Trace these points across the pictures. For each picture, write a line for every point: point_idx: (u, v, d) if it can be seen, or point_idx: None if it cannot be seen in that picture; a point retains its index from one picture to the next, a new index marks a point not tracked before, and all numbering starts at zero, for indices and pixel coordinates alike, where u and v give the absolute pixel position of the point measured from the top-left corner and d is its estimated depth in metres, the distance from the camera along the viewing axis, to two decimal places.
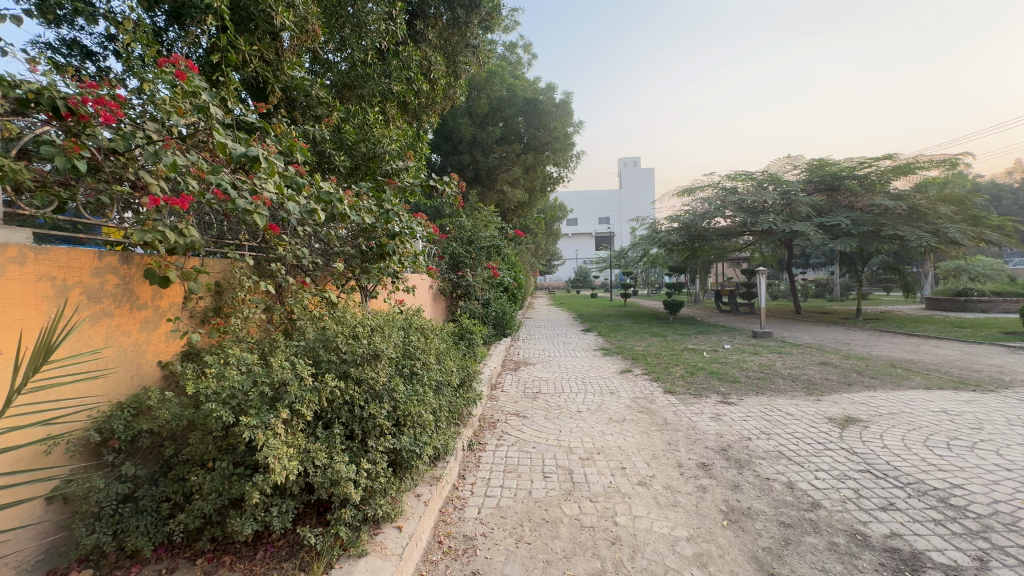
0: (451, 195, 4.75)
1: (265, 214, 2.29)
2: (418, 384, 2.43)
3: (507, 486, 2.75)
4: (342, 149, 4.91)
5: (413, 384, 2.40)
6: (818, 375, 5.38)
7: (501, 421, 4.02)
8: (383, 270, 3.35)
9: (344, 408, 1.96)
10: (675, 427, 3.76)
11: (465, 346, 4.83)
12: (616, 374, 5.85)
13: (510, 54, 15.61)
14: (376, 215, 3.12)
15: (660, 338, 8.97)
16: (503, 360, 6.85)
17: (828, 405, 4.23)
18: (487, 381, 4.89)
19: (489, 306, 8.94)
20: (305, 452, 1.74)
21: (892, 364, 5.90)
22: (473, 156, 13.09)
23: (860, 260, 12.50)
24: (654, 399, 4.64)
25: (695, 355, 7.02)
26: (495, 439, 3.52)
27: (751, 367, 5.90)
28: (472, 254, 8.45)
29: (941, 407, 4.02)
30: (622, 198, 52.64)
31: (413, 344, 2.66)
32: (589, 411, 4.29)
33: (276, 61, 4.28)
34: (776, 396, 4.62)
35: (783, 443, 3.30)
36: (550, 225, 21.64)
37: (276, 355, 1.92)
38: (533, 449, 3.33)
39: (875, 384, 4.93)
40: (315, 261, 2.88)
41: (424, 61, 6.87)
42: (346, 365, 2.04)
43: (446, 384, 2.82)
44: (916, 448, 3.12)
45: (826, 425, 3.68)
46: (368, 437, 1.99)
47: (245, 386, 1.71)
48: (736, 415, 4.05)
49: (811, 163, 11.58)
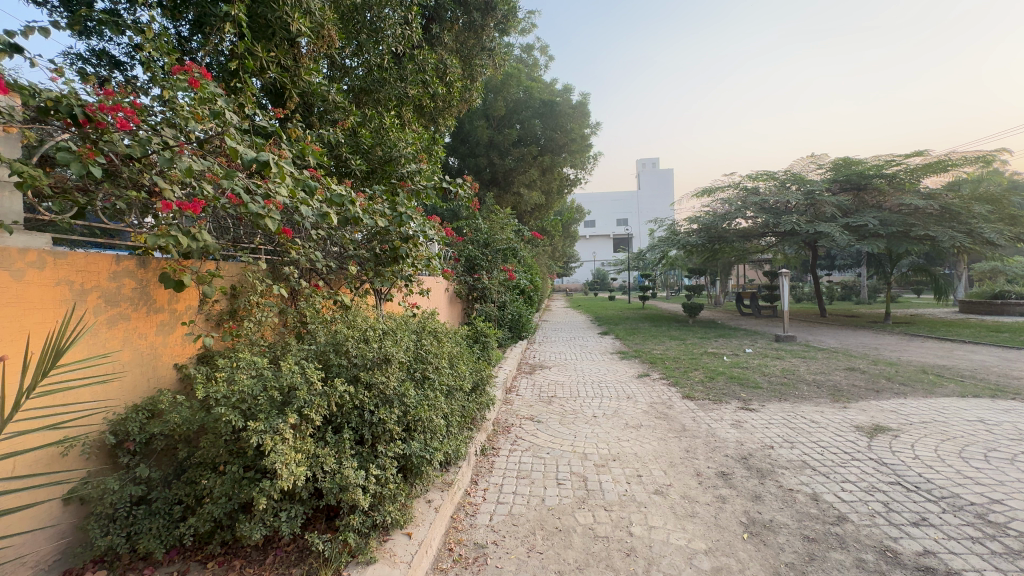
0: (466, 198, 4.74)
1: (277, 218, 2.29)
2: (429, 388, 2.41)
3: (520, 492, 2.70)
4: (358, 153, 4.95)
5: (425, 389, 2.38)
6: (844, 381, 5.19)
7: (515, 425, 3.98)
8: (397, 273, 3.35)
9: (354, 413, 1.95)
10: (694, 434, 3.66)
11: (479, 349, 4.81)
12: (634, 378, 5.75)
13: (526, 57, 15.65)
14: (390, 218, 3.11)
15: (679, 341, 8.81)
16: (519, 363, 6.80)
17: (855, 413, 4.07)
18: (502, 384, 4.87)
19: (504, 309, 8.92)
20: (314, 457, 1.73)
21: (924, 370, 5.66)
22: (489, 158, 13.12)
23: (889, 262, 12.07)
24: (672, 405, 4.54)
25: (715, 359, 6.87)
26: (508, 444, 3.48)
27: (774, 372, 5.73)
28: (488, 256, 8.45)
29: (978, 417, 3.82)
30: (640, 200, 52.13)
31: (425, 347, 2.63)
32: (604, 416, 4.22)
33: (294, 67, 4.34)
34: (800, 403, 4.46)
35: (807, 452, 3.18)
36: (567, 226, 21.56)
37: (286, 359, 1.92)
38: (547, 455, 3.28)
39: (905, 391, 4.73)
40: (328, 265, 2.89)
41: (440, 65, 6.89)
42: (357, 369, 2.02)
43: (458, 389, 2.79)
44: (951, 460, 2.97)
45: (853, 433, 3.54)
46: (378, 443, 1.97)
47: (254, 390, 1.70)
48: (757, 422, 3.92)
49: (835, 162, 11.26)
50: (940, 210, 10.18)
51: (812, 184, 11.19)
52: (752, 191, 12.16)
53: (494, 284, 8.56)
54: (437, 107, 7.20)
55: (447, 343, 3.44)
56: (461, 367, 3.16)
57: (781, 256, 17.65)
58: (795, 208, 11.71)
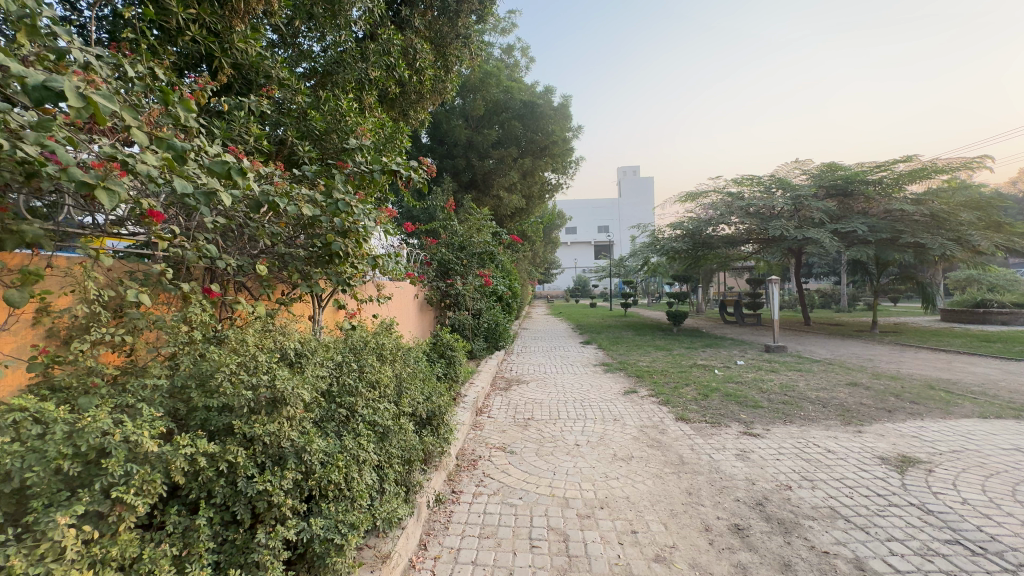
0: (423, 187, 4.05)
1: (124, 191, 1.46)
2: (352, 433, 1.77)
3: (481, 562, 2.06)
4: (308, 138, 4.28)
5: (345, 435, 1.74)
6: (851, 399, 4.70)
7: (483, 458, 3.36)
8: (333, 276, 2.71)
9: (221, 482, 1.29)
10: (694, 469, 3.08)
11: (443, 366, 4.16)
12: (620, 396, 5.16)
13: (507, 57, 15.19)
14: (321, 205, 2.46)
15: (666, 352, 8.30)
16: (494, 378, 6.17)
17: (874, 439, 3.54)
18: (470, 405, 4.23)
19: (480, 317, 8.27)
20: (134, 565, 1.09)
21: (930, 386, 5.22)
22: (468, 160, 12.64)
23: (875, 270, 11.84)
24: (664, 429, 3.95)
25: (706, 372, 6.34)
26: (472, 485, 2.86)
27: (772, 389, 5.22)
28: (463, 261, 7.90)
29: (1013, 445, 3.33)
30: (621, 208, 52.18)
31: (351, 377, 1.99)
32: (588, 444, 3.62)
33: (225, 32, 3.67)
34: (808, 426, 3.92)
35: (834, 495, 2.62)
36: (549, 232, 21.06)
37: (108, 403, 1.24)
38: (519, 501, 2.66)
39: (920, 411, 4.24)
40: (235, 264, 2.24)
41: (408, 49, 6.26)
42: (232, 416, 1.38)
43: (400, 425, 2.14)
44: (1007, 505, 2.44)
45: (879, 467, 3.00)
46: (258, 525, 1.33)
47: (27, 462, 1.02)
48: (766, 452, 3.36)
49: (821, 167, 11.01)
50: (927, 217, 9.96)
51: (798, 188, 10.90)
52: (737, 196, 11.84)
53: (467, 291, 7.89)
54: (406, 97, 6.64)
55: (396, 362, 2.79)
56: (409, 394, 2.53)
57: (764, 263, 17.43)
58: (780, 213, 11.40)
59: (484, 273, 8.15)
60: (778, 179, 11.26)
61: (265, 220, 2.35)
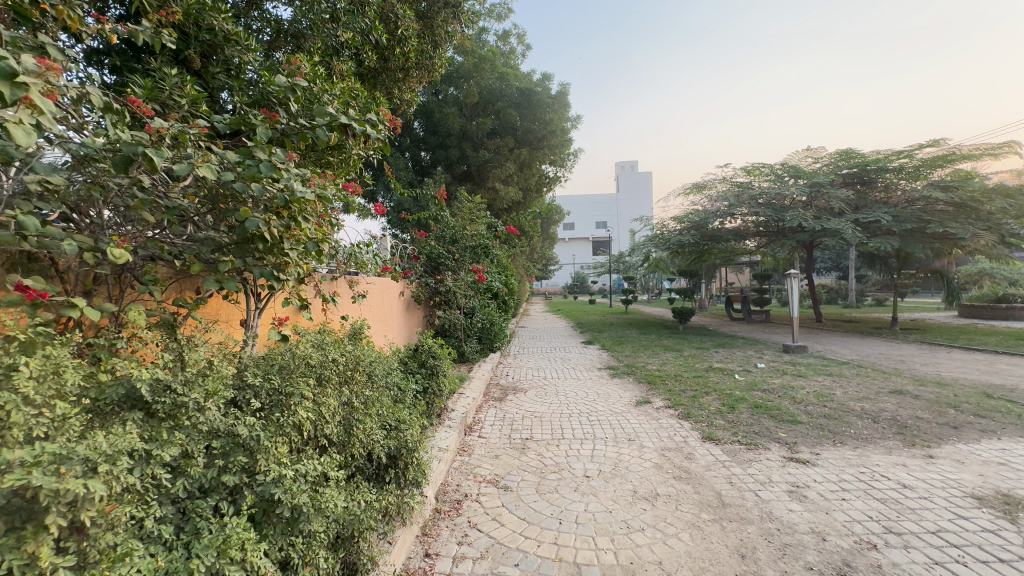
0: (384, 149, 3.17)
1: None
2: (216, 530, 1.10)
3: None
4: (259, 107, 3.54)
5: (202, 534, 1.08)
6: (903, 412, 4.03)
7: (469, 497, 2.67)
8: (257, 270, 1.88)
9: None
10: (740, 513, 2.40)
11: (422, 378, 3.46)
12: (632, 408, 4.49)
13: (502, 44, 14.46)
14: (238, 167, 1.76)
15: (676, 353, 7.61)
16: (487, 386, 5.48)
17: (954, 469, 2.86)
18: (457, 424, 3.56)
19: (473, 316, 7.54)
20: None
21: (987, 394, 4.54)
22: (462, 151, 11.94)
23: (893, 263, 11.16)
24: (692, 454, 3.26)
25: (725, 377, 5.65)
26: (454, 543, 2.16)
27: (807, 398, 4.54)
28: (455, 254, 7.22)
29: None
30: (620, 203, 51.46)
31: (251, 432, 1.26)
32: (600, 476, 2.92)
33: None
34: (865, 450, 3.23)
35: (938, 561, 1.95)
36: (547, 227, 20.36)
37: None
38: (514, 572, 1.96)
39: (993, 428, 3.55)
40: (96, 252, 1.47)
41: (389, 16, 5.50)
42: None
43: (322, 486, 1.40)
44: None
45: (981, 513, 2.32)
46: None
47: None
48: (824, 487, 2.69)
49: (837, 154, 10.33)
50: (952, 206, 9.30)
51: (813, 175, 10.20)
52: (747, 186, 11.15)
53: (459, 287, 7.19)
54: (390, 74, 6.04)
55: (349, 384, 2.09)
56: (359, 435, 1.84)
57: (770, 258, 16.75)
58: (793, 204, 10.72)
59: (477, 267, 7.45)
60: (791, 168, 10.58)
61: (154, 187, 1.63)
